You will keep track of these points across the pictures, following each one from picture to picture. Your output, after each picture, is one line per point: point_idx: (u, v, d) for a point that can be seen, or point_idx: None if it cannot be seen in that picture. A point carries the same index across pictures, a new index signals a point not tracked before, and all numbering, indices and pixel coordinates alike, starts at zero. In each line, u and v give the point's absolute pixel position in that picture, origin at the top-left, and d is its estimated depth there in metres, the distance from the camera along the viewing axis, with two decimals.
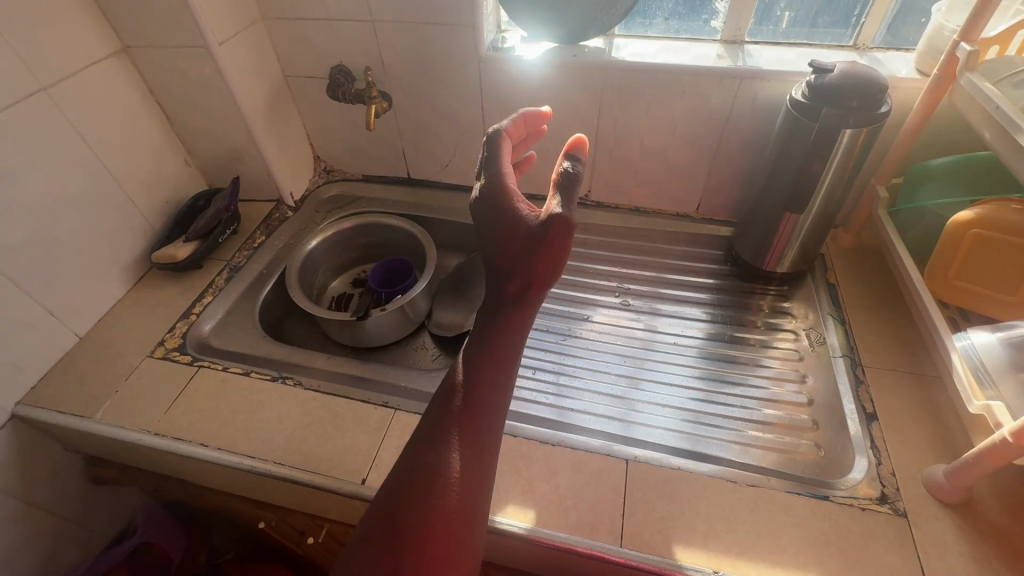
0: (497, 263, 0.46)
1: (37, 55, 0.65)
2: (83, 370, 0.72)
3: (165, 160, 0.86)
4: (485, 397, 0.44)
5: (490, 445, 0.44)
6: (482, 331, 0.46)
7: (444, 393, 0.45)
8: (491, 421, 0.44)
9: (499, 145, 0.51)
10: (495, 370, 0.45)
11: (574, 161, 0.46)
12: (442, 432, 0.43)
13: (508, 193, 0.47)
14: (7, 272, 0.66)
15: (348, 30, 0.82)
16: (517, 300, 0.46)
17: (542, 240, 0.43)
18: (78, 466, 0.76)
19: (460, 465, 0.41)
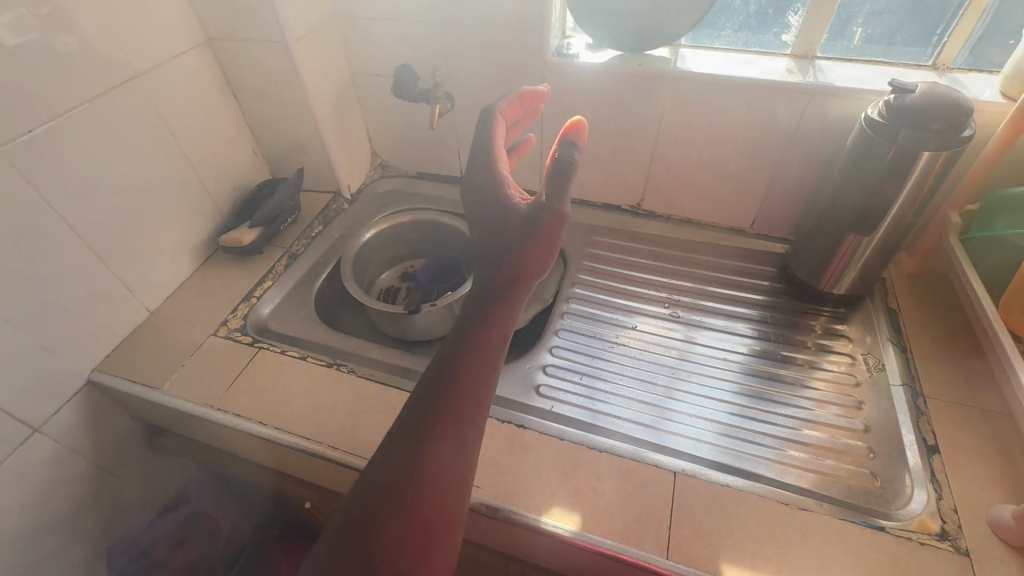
0: (491, 253, 0.50)
1: (132, 44, 0.70)
2: (152, 343, 0.76)
3: (236, 148, 0.90)
4: (474, 384, 0.44)
5: (478, 435, 0.43)
6: (470, 322, 0.47)
7: (429, 377, 0.45)
8: (478, 409, 0.44)
9: (492, 128, 0.56)
10: (486, 356, 0.45)
11: (570, 147, 0.48)
12: (428, 416, 0.42)
13: (500, 180, 0.52)
14: (94, 246, 0.70)
15: (417, 31, 0.84)
16: (506, 288, 0.48)
17: (533, 227, 0.47)
18: (139, 434, 0.80)
19: (447, 453, 0.41)
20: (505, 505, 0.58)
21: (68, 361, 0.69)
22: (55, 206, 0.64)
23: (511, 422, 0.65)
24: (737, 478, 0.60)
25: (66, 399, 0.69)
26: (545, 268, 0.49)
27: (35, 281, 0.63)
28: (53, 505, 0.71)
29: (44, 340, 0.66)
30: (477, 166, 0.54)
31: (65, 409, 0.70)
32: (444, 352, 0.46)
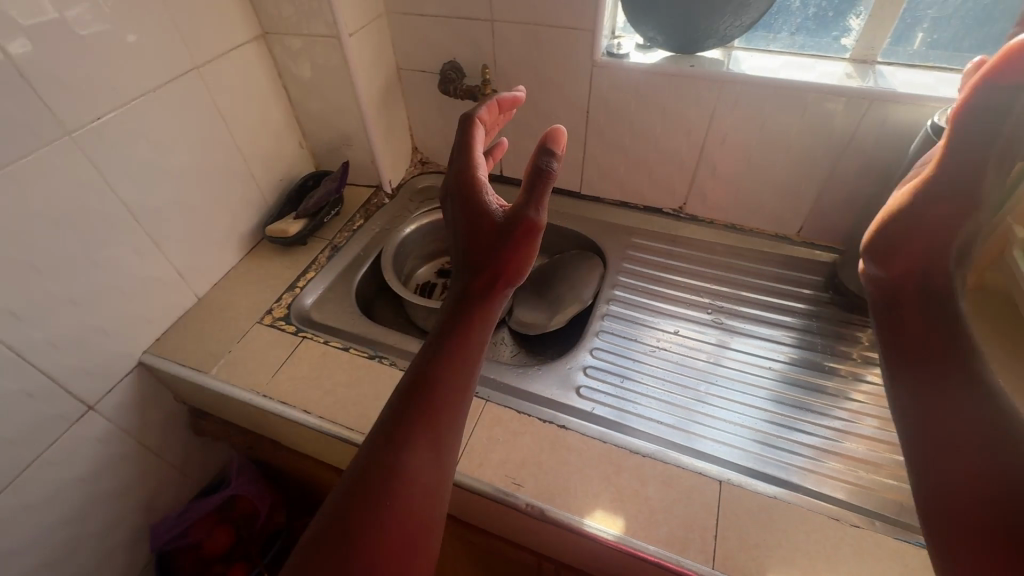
0: (468, 258, 0.48)
1: (194, 36, 0.71)
2: (200, 328, 0.78)
3: (284, 140, 0.92)
4: (450, 397, 0.43)
5: (453, 450, 0.43)
6: (448, 325, 0.46)
7: (402, 390, 0.44)
8: (454, 423, 0.43)
9: (469, 133, 0.54)
10: (461, 369, 0.44)
11: (549, 155, 0.45)
12: (401, 432, 0.41)
13: (477, 185, 0.50)
14: (151, 232, 0.72)
15: (468, 28, 0.85)
16: (481, 295, 0.47)
17: (509, 233, 0.46)
18: (183, 416, 0.82)
19: (421, 469, 0.40)
20: (548, 505, 0.57)
21: (122, 343, 0.71)
22: (117, 192, 0.66)
23: (550, 422, 0.65)
24: (770, 487, 0.59)
25: (119, 379, 0.72)
26: (524, 272, 0.47)
27: (96, 263, 0.65)
28: (103, 481, 0.73)
29: (101, 320, 0.67)
30: (454, 174, 0.52)
31: (118, 388, 0.72)
32: (418, 365, 0.45)
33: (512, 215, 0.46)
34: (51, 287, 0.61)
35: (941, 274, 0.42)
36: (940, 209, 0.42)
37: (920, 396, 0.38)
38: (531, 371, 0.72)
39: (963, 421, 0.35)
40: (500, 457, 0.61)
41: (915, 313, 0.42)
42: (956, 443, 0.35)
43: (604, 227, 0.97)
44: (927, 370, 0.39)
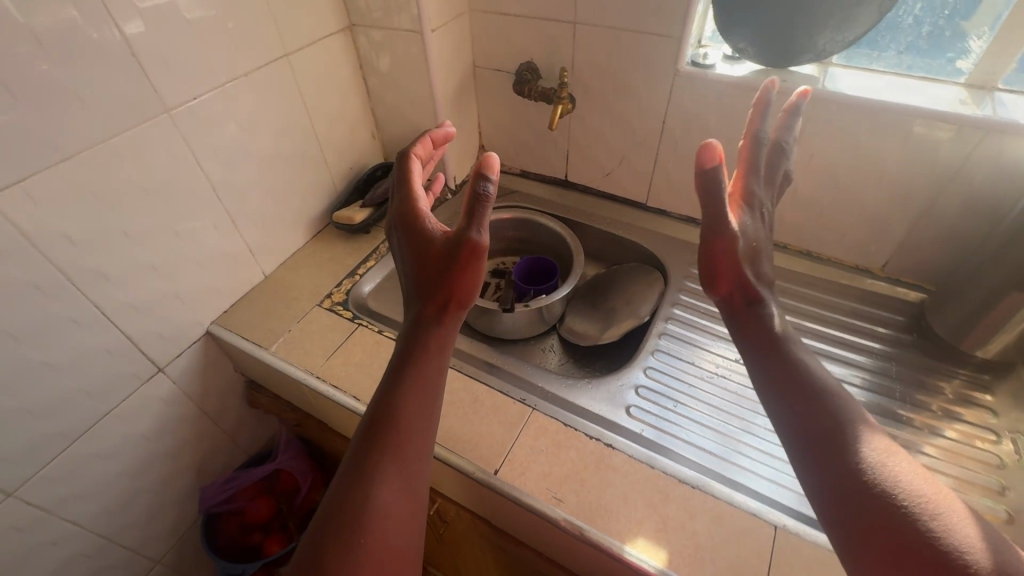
0: (420, 288, 0.54)
1: (288, 26, 0.74)
2: (264, 306, 0.81)
3: (358, 130, 0.94)
4: (412, 423, 0.48)
5: (421, 473, 0.48)
6: (407, 357, 0.51)
7: (366, 423, 0.48)
8: (419, 446, 0.48)
9: (406, 170, 0.59)
10: (420, 395, 0.50)
11: (484, 180, 0.49)
12: (370, 462, 0.45)
13: (418, 217, 0.55)
14: (230, 209, 0.75)
15: (549, 30, 0.84)
16: (435, 320, 0.53)
17: (456, 259, 0.51)
18: (240, 387, 0.86)
19: (395, 494, 0.45)
20: (588, 526, 0.55)
21: (193, 312, 0.75)
22: (204, 169, 0.70)
23: (596, 439, 0.63)
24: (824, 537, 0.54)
25: (188, 346, 0.76)
26: (473, 294, 0.53)
27: (178, 235, 0.69)
28: (165, 440, 0.77)
29: (177, 289, 0.71)
30: (396, 210, 0.58)
31: (185, 354, 0.76)
32: (381, 394, 0.50)
33: (457, 240, 0.51)
34: (138, 254, 0.65)
35: (750, 289, 0.52)
36: (720, 246, 0.50)
37: (773, 387, 0.47)
38: (580, 384, 0.70)
39: (807, 398, 0.45)
40: (542, 469, 0.60)
41: (746, 318, 0.51)
42: (805, 419, 0.44)
43: (666, 242, 0.93)
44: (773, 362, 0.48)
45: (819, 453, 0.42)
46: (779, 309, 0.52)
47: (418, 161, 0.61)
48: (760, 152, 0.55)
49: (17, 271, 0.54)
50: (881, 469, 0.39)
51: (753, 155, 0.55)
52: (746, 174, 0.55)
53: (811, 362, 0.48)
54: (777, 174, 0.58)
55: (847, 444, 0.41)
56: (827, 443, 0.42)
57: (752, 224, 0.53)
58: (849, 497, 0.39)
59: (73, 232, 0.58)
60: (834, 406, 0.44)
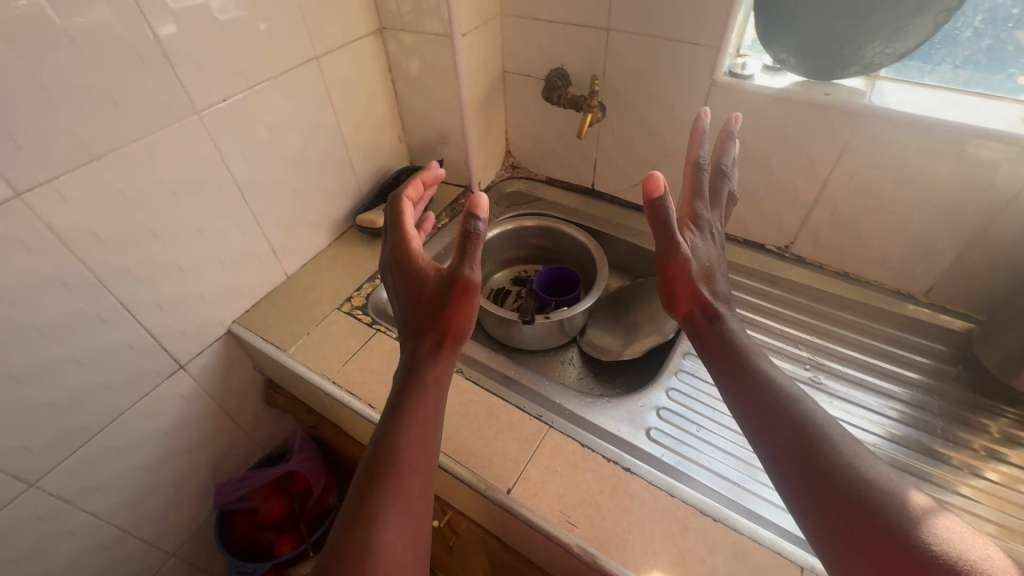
0: (415, 327, 0.54)
1: (319, 28, 0.74)
2: (285, 307, 0.81)
3: (385, 133, 0.93)
4: (413, 459, 0.49)
5: (423, 511, 0.48)
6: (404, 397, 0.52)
7: (367, 463, 0.49)
8: (420, 482, 0.48)
9: (398, 210, 0.60)
10: (419, 431, 0.50)
11: (474, 219, 0.48)
12: (372, 502, 0.46)
13: (411, 256, 0.56)
14: (255, 210, 0.76)
15: (582, 36, 0.82)
16: (431, 358, 0.53)
17: (449, 293, 0.52)
18: (258, 386, 0.87)
19: (397, 534, 0.45)
20: (602, 554, 0.53)
21: (215, 311, 0.75)
22: (230, 170, 0.70)
23: (613, 461, 0.61)
24: None
25: (209, 344, 0.76)
26: (468, 330, 0.53)
27: (204, 234, 0.70)
28: (183, 436, 0.78)
29: (200, 288, 0.72)
30: (389, 250, 0.59)
31: (206, 352, 0.76)
32: (379, 437, 0.50)
33: (450, 277, 0.51)
34: (163, 252, 0.66)
35: (709, 307, 0.53)
36: (674, 267, 0.52)
37: (735, 391, 0.49)
38: (598, 403, 0.68)
39: (775, 413, 0.46)
40: (557, 490, 0.58)
41: (710, 335, 0.52)
42: (774, 430, 0.45)
43: None
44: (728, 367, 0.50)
45: (781, 445, 0.44)
46: (738, 322, 0.54)
47: (410, 202, 0.63)
48: (702, 177, 0.57)
49: (46, 266, 0.55)
50: (841, 457, 0.42)
51: (698, 181, 0.57)
52: (693, 198, 0.57)
53: (766, 364, 0.50)
54: (720, 196, 0.61)
55: (817, 451, 0.43)
56: (792, 441, 0.44)
57: (706, 247, 0.55)
58: (815, 493, 0.42)
59: (102, 230, 0.59)
60: (792, 402, 0.46)
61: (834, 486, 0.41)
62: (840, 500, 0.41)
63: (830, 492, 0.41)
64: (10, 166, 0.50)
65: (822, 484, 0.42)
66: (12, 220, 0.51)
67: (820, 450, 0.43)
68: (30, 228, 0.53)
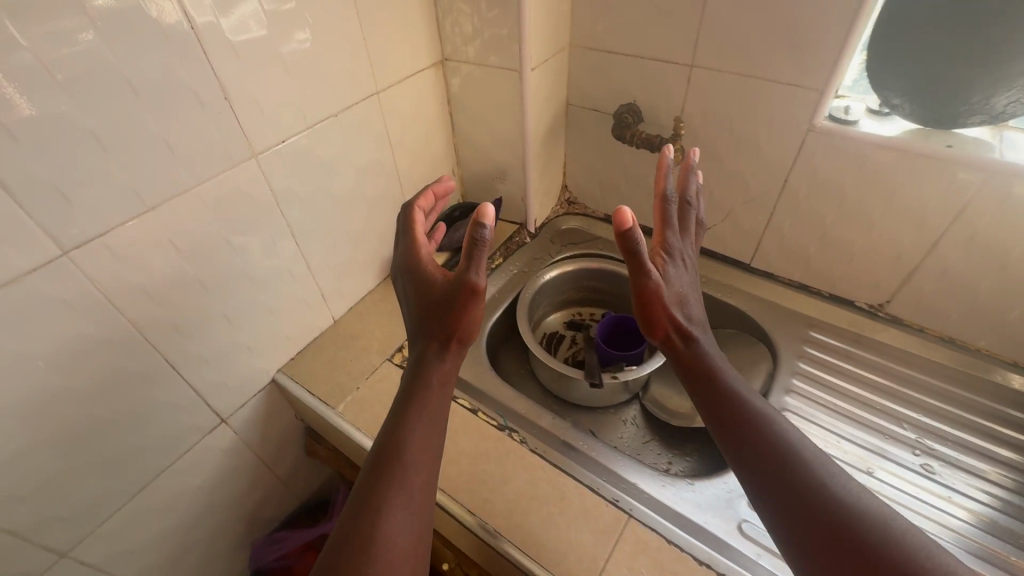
0: (423, 328, 0.56)
1: (381, 62, 0.69)
2: (332, 356, 0.76)
3: (439, 167, 0.88)
4: (419, 455, 0.48)
5: (425, 508, 0.47)
6: (410, 394, 0.53)
7: (373, 458, 0.48)
8: (425, 480, 0.48)
9: (409, 219, 0.62)
10: (427, 429, 0.50)
11: (480, 226, 0.50)
12: (378, 494, 0.45)
13: (418, 262, 0.59)
14: (307, 254, 0.71)
15: (662, 72, 0.75)
16: (438, 357, 0.55)
17: (457, 297, 0.54)
18: (299, 435, 0.81)
19: (401, 527, 0.44)
20: None
21: (260, 361, 0.70)
22: (283, 214, 0.65)
23: (706, 565, 0.54)
24: None
25: (252, 395, 0.71)
26: (475, 331, 0.56)
27: (254, 282, 0.65)
28: (220, 491, 0.73)
29: (246, 338, 0.67)
30: (399, 256, 0.61)
31: (249, 403, 0.71)
32: (386, 431, 0.50)
33: (457, 281, 0.53)
34: (212, 303, 0.60)
35: (682, 329, 0.55)
36: (648, 288, 0.53)
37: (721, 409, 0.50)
38: (682, 487, 0.60)
39: (759, 432, 0.47)
40: None
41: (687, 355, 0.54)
42: (761, 448, 0.46)
43: (774, 311, 0.82)
44: (713, 386, 0.51)
45: (769, 463, 0.45)
46: (717, 345, 0.55)
47: (421, 213, 0.64)
48: (671, 208, 0.58)
49: (90, 327, 0.50)
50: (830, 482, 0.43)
51: (665, 212, 0.58)
52: (664, 226, 0.58)
53: (749, 389, 0.51)
54: (688, 224, 0.63)
55: (802, 473, 0.44)
56: (781, 460, 0.45)
57: (677, 274, 0.57)
58: (806, 511, 0.42)
59: (150, 285, 0.54)
60: (782, 426, 0.47)
61: (816, 499, 0.42)
62: (823, 512, 0.41)
63: (814, 505, 0.42)
64: (58, 223, 0.45)
65: (804, 501, 0.42)
66: (58, 280, 0.46)
67: (803, 471, 0.44)
68: (76, 287, 0.48)
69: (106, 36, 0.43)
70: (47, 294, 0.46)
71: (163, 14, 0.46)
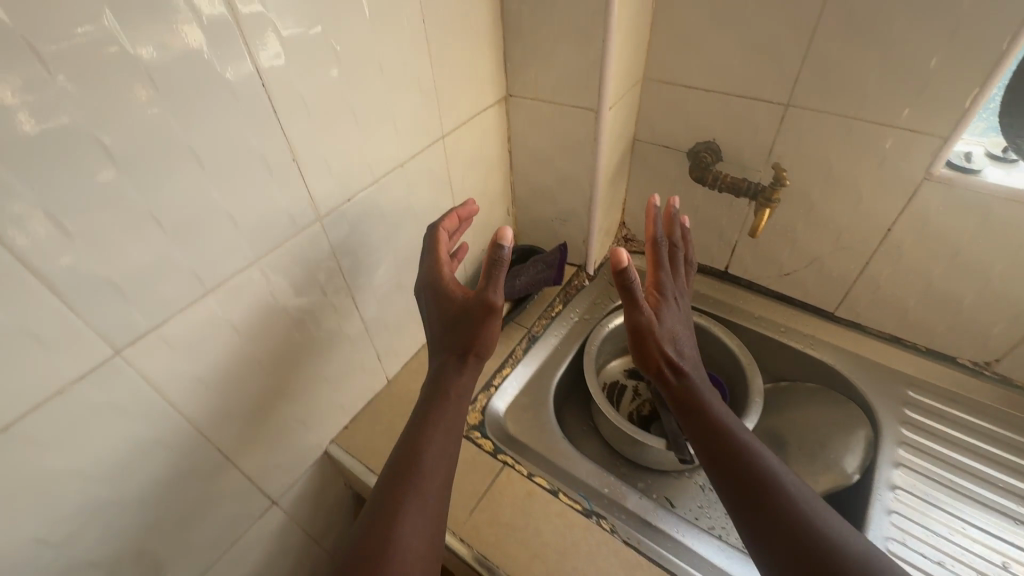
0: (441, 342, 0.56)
1: (449, 103, 0.62)
2: (389, 422, 0.69)
3: (496, 208, 0.81)
4: (434, 464, 0.49)
5: (440, 515, 0.47)
6: (426, 406, 0.54)
7: (392, 466, 0.49)
8: (438, 488, 0.48)
9: (430, 239, 0.61)
10: (444, 440, 0.51)
11: (500, 247, 0.51)
12: (394, 497, 0.46)
13: (433, 280, 0.57)
14: (366, 316, 0.64)
15: (750, 110, 0.68)
16: (454, 370, 0.55)
17: (474, 314, 0.54)
18: (349, 504, 0.75)
19: (413, 530, 0.45)
20: None
21: (314, 435, 0.63)
22: (345, 277, 0.58)
23: None
24: None
25: (304, 471, 0.64)
26: (491, 346, 0.56)
27: (312, 354, 0.58)
28: None
29: (302, 414, 0.60)
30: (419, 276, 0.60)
31: (301, 479, 0.64)
32: (405, 441, 0.51)
33: (475, 299, 0.53)
34: (270, 382, 0.54)
35: (673, 358, 0.57)
36: (638, 319, 0.57)
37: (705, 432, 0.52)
38: None
39: (738, 456, 0.49)
40: None
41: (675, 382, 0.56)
42: (740, 470, 0.48)
43: (864, 366, 0.76)
44: (697, 412, 0.54)
45: (748, 486, 0.47)
46: (705, 377, 0.58)
47: (445, 235, 0.62)
48: (662, 252, 0.62)
49: (143, 429, 0.43)
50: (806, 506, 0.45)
51: (658, 256, 0.62)
52: (656, 269, 0.61)
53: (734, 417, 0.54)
54: (678, 266, 0.65)
55: (780, 496, 0.45)
56: (758, 483, 0.47)
57: (669, 309, 0.60)
58: (782, 533, 0.43)
59: (207, 373, 0.47)
60: (764, 454, 0.49)
61: (793, 522, 0.44)
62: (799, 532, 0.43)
63: (788, 526, 0.43)
64: (110, 324, 0.38)
65: (779, 523, 0.44)
66: (111, 383, 0.40)
67: (780, 494, 0.45)
68: (129, 388, 0.41)
69: (169, 103, 0.36)
70: (97, 400, 0.39)
71: (231, 72, 0.39)
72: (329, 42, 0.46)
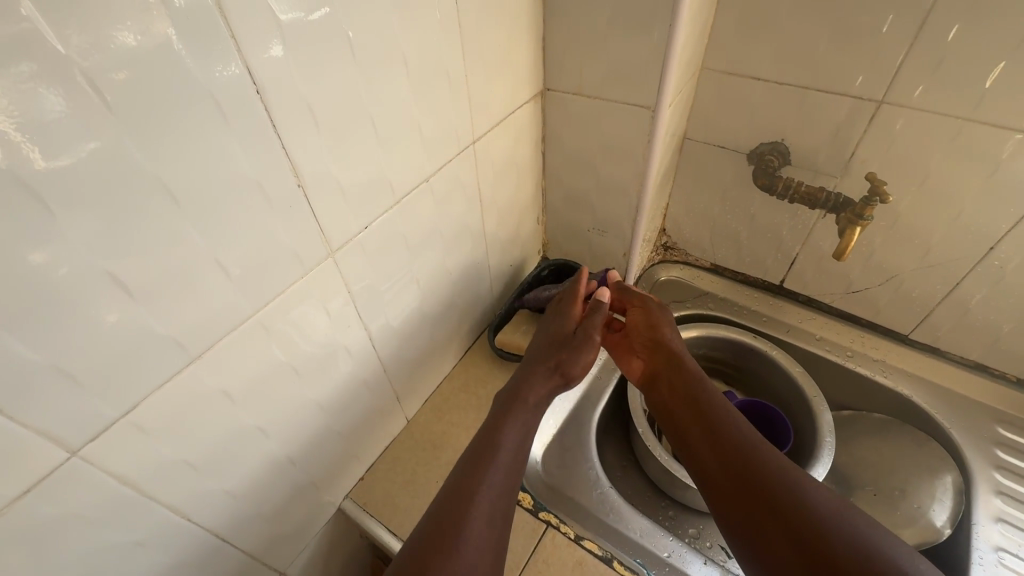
0: (540, 351, 0.57)
1: (481, 102, 0.52)
2: (410, 472, 0.60)
3: (526, 217, 0.71)
4: (510, 460, 0.45)
5: (506, 514, 0.43)
6: (508, 393, 0.52)
7: (469, 454, 0.45)
8: (509, 483, 0.44)
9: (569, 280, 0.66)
10: (520, 437, 0.47)
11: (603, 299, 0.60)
12: (469, 487, 0.42)
13: (560, 310, 0.61)
14: (385, 355, 0.54)
15: (832, 108, 0.58)
16: (540, 379, 0.53)
17: (579, 342, 0.56)
18: (366, 559, 0.66)
19: (485, 520, 0.40)
20: None
21: (325, 493, 0.54)
22: (363, 317, 0.48)
23: None
24: None
25: (315, 534, 0.55)
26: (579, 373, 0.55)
27: (324, 407, 0.48)
28: None
29: (313, 475, 0.51)
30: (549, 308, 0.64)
31: (312, 543, 0.55)
32: (488, 427, 0.48)
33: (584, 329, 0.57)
34: (273, 449, 0.44)
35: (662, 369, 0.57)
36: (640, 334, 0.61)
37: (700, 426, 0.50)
38: None
39: (735, 447, 0.47)
40: None
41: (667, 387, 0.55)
42: (738, 462, 0.46)
43: (945, 399, 0.67)
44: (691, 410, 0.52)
45: (744, 476, 0.45)
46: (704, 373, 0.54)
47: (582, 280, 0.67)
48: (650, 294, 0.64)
49: (114, 533, 0.34)
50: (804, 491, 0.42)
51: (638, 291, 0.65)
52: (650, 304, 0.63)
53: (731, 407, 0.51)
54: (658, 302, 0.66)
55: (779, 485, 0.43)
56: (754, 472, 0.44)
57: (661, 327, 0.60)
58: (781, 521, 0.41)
59: (198, 455, 0.37)
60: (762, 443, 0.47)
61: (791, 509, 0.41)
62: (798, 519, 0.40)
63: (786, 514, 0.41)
64: (60, 425, 0.28)
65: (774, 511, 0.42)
66: (67, 490, 0.30)
67: (777, 481, 0.43)
68: (93, 493, 0.32)
69: (127, 121, 0.26)
70: (48, 515, 0.30)
71: (217, 76, 0.29)
72: (343, 33, 0.35)
